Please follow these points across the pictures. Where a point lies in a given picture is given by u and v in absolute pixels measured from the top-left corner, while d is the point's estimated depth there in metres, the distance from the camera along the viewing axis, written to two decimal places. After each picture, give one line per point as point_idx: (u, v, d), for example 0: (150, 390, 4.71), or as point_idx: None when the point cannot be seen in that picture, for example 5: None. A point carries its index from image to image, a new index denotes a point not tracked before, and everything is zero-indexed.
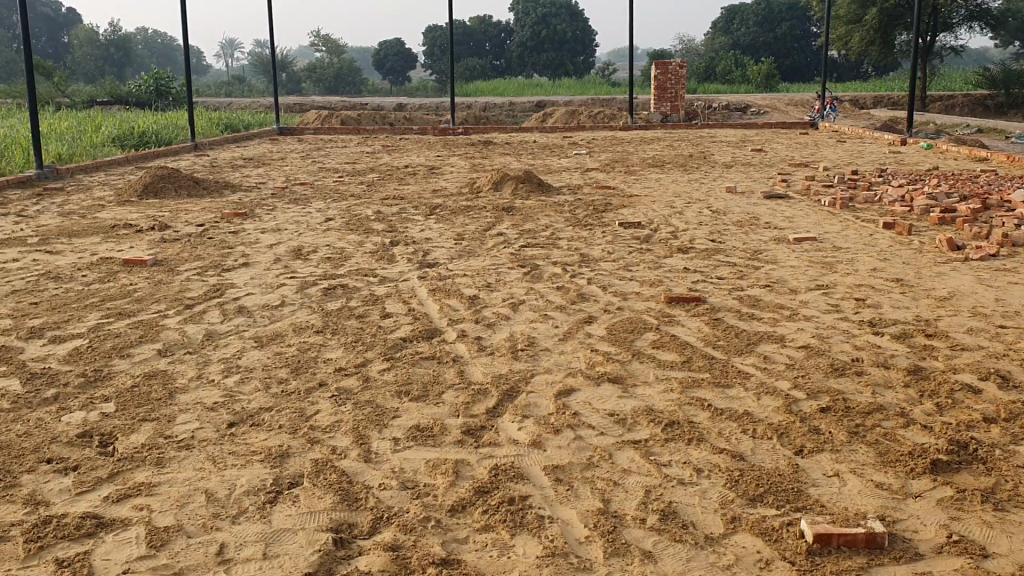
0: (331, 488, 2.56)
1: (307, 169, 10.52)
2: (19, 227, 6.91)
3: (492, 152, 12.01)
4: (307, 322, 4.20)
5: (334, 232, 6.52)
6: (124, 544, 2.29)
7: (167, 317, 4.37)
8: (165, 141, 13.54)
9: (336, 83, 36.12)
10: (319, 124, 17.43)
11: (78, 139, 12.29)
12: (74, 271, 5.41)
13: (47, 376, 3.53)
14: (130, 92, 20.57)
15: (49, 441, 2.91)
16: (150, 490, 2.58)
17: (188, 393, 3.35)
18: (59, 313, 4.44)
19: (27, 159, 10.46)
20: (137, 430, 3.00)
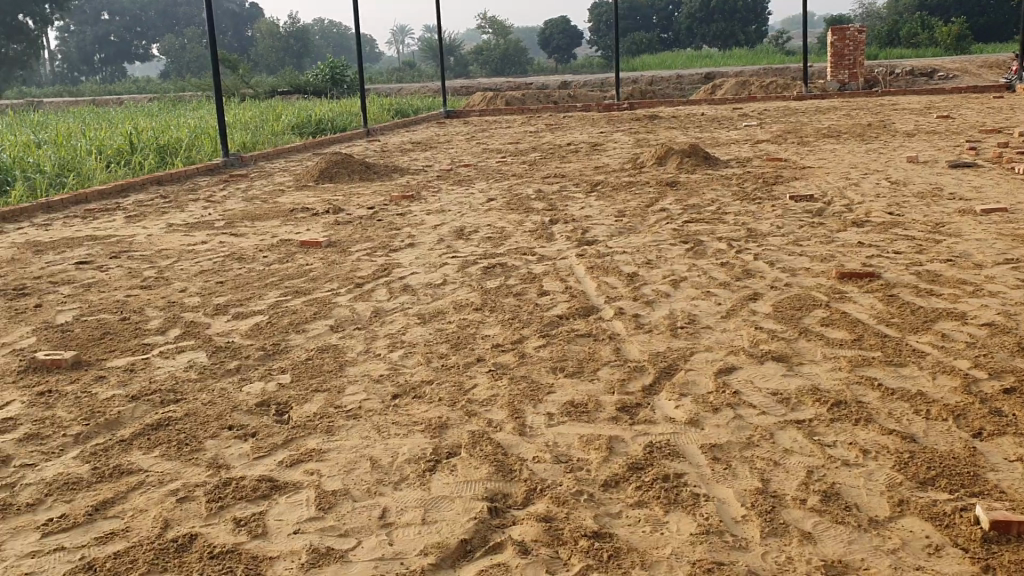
0: (487, 459, 2.62)
1: (473, 150, 10.72)
2: (208, 212, 7.42)
3: (659, 126, 11.80)
4: (468, 299, 4.30)
5: (496, 212, 6.63)
6: (295, 506, 2.43)
7: (338, 294, 4.59)
8: (340, 127, 14.15)
9: (503, 63, 36.57)
10: (486, 106, 17.70)
11: (261, 127, 13.03)
12: (256, 252, 5.76)
13: (231, 349, 3.79)
14: (309, 82, 21.59)
15: (231, 409, 3.12)
16: (320, 455, 2.73)
17: (355, 366, 3.51)
18: (242, 291, 4.74)
19: (215, 148, 11.17)
20: (309, 400, 3.18)
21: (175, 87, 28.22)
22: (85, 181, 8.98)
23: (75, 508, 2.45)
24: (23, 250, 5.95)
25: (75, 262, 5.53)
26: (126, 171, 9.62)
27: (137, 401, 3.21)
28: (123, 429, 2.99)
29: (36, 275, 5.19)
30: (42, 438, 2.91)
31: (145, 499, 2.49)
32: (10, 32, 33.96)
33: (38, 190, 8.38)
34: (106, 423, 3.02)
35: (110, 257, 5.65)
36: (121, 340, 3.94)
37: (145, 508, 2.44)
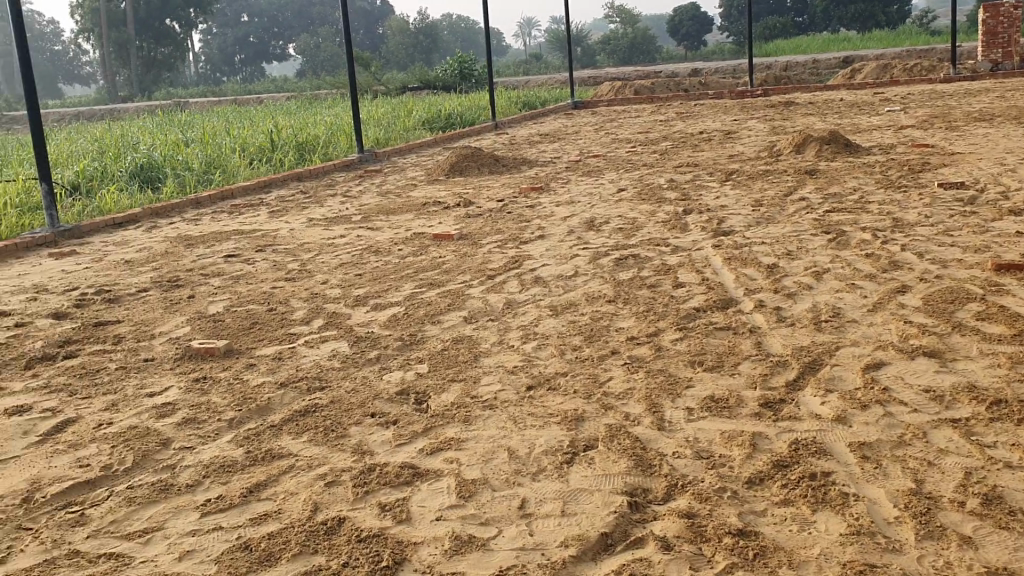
0: (626, 453, 2.60)
1: (602, 141, 10.67)
2: (345, 206, 7.65)
3: (795, 113, 11.44)
4: (601, 291, 4.28)
5: (627, 202, 6.57)
6: (437, 493, 2.47)
7: (472, 286, 4.65)
8: (470, 121, 14.33)
9: (630, 53, 36.30)
10: (614, 95, 17.58)
11: (393, 123, 13.34)
12: (391, 245, 5.90)
13: (370, 339, 3.89)
14: (439, 78, 21.97)
15: (372, 397, 3.21)
16: (459, 444, 2.77)
17: (491, 356, 3.55)
18: (380, 283, 4.87)
19: (351, 144, 11.50)
20: (447, 390, 3.23)
21: (309, 86, 29.23)
22: (230, 177, 9.40)
23: (231, 489, 2.57)
24: (176, 244, 6.28)
25: (224, 255, 5.80)
26: (268, 168, 10.02)
27: (284, 388, 3.35)
28: (273, 415, 3.12)
29: (188, 268, 5.47)
30: (199, 422, 3.07)
31: (295, 483, 2.59)
32: (159, 36, 35.89)
33: (187, 187, 8.84)
34: (257, 409, 3.15)
35: (255, 251, 5.89)
36: (268, 330, 4.11)
37: (295, 492, 2.53)
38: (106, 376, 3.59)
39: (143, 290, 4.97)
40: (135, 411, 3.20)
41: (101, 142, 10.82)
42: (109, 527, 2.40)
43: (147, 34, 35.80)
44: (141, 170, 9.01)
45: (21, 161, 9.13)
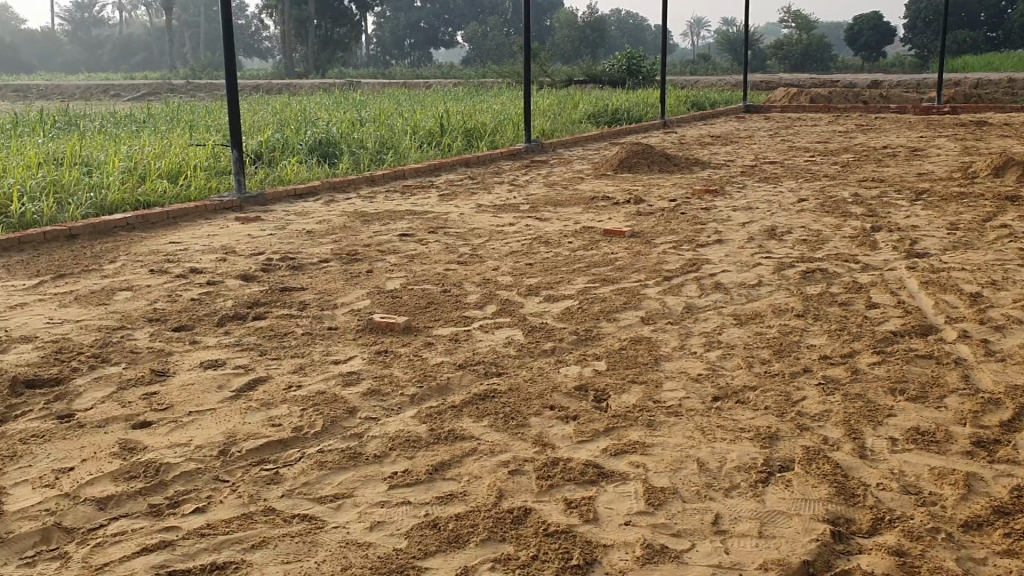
0: (825, 479, 2.45)
1: (777, 148, 10.31)
2: (514, 195, 7.68)
3: (990, 133, 10.74)
4: (787, 304, 4.10)
5: (808, 213, 6.31)
6: (625, 496, 2.40)
7: (647, 286, 4.55)
8: (637, 118, 14.16)
9: (804, 60, 35.23)
10: (787, 102, 17.02)
11: (561, 115, 13.32)
12: (563, 237, 5.87)
13: (545, 330, 3.86)
14: (606, 72, 21.88)
15: (552, 390, 3.17)
16: (645, 449, 2.69)
17: (672, 361, 3.44)
18: (552, 275, 4.83)
19: (518, 133, 11.57)
20: (629, 391, 3.16)
21: (476, 73, 29.71)
22: (401, 157, 9.62)
23: (417, 465, 2.58)
24: (353, 219, 6.44)
25: (398, 234, 5.91)
26: (437, 150, 10.18)
27: (463, 369, 3.35)
28: (453, 395, 3.12)
29: (365, 243, 5.59)
30: (382, 394, 3.11)
31: (479, 467, 2.57)
32: (337, 16, 37.21)
33: (361, 165, 9.09)
34: (437, 388, 3.17)
35: (428, 232, 5.98)
36: (443, 311, 4.14)
37: (480, 476, 2.52)
38: (292, 341, 3.69)
39: (324, 260, 5.11)
40: (323, 377, 3.27)
41: (283, 114, 11.26)
42: (302, 488, 2.46)
43: (327, 13, 37.15)
44: (319, 144, 9.31)
45: (211, 127, 9.59)
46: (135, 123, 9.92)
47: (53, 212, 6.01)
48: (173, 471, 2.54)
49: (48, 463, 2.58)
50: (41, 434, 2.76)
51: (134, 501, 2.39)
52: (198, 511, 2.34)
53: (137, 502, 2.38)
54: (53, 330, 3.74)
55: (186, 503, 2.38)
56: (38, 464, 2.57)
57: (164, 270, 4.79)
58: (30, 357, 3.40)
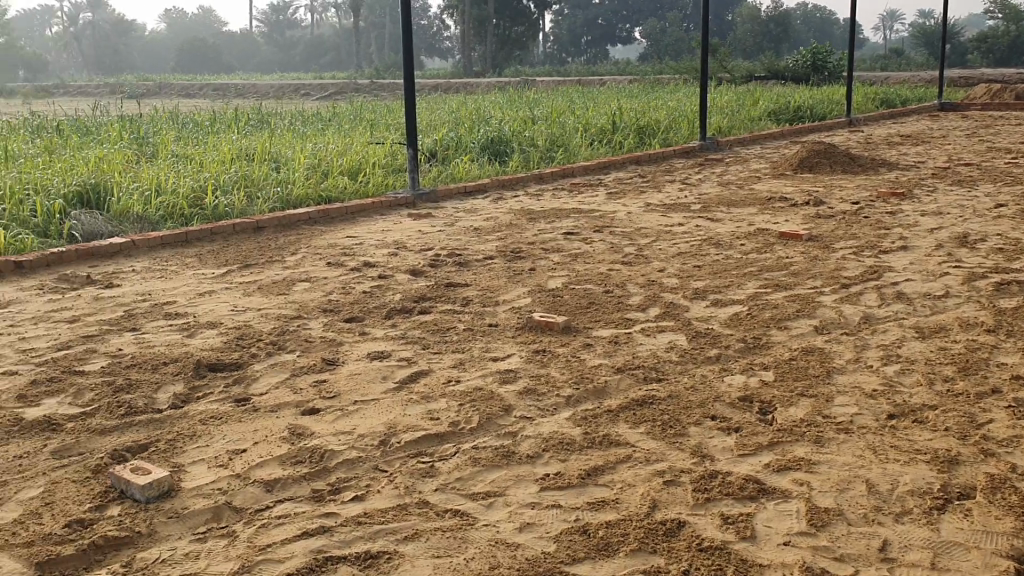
0: (1011, 511, 2.26)
1: (975, 148, 9.62)
2: (685, 194, 7.53)
3: None
4: (977, 318, 3.81)
5: (1007, 220, 5.85)
6: (785, 515, 2.30)
7: (821, 294, 4.34)
8: (820, 116, 13.58)
9: (1012, 53, 32.87)
10: (989, 99, 15.88)
11: (739, 112, 12.97)
12: (734, 239, 5.70)
13: (710, 336, 3.75)
14: (789, 67, 21.14)
15: (714, 399, 3.07)
16: (810, 466, 2.56)
17: (845, 375, 3.27)
18: (720, 278, 4.70)
19: (692, 131, 11.35)
20: (796, 404, 3.02)
21: (653, 69, 29.40)
22: (572, 155, 9.64)
23: (570, 469, 2.56)
24: (521, 217, 6.50)
25: (565, 232, 5.92)
26: (608, 148, 10.13)
27: (622, 373, 3.31)
28: (611, 399, 3.08)
29: (532, 241, 5.63)
30: (540, 394, 3.11)
31: (633, 475, 2.52)
32: (515, 14, 37.64)
33: (532, 162, 9.17)
34: (595, 391, 3.14)
35: (595, 231, 5.96)
36: (606, 312, 4.10)
37: (633, 484, 2.47)
38: (455, 336, 3.75)
39: (490, 257, 5.18)
40: (483, 374, 3.31)
41: (459, 113, 11.53)
42: (456, 483, 2.49)
43: (506, 12, 37.60)
44: (492, 142, 9.46)
45: (389, 125, 9.92)
46: (321, 121, 10.41)
47: (243, 205, 6.38)
48: (336, 458, 2.64)
49: (224, 444, 2.73)
50: (219, 416, 2.93)
51: (298, 485, 2.49)
52: (356, 499, 2.41)
53: (301, 487, 2.48)
54: (235, 317, 3.96)
55: (347, 490, 2.46)
56: (215, 444, 2.73)
57: (340, 263, 4.99)
58: (214, 342, 3.62)
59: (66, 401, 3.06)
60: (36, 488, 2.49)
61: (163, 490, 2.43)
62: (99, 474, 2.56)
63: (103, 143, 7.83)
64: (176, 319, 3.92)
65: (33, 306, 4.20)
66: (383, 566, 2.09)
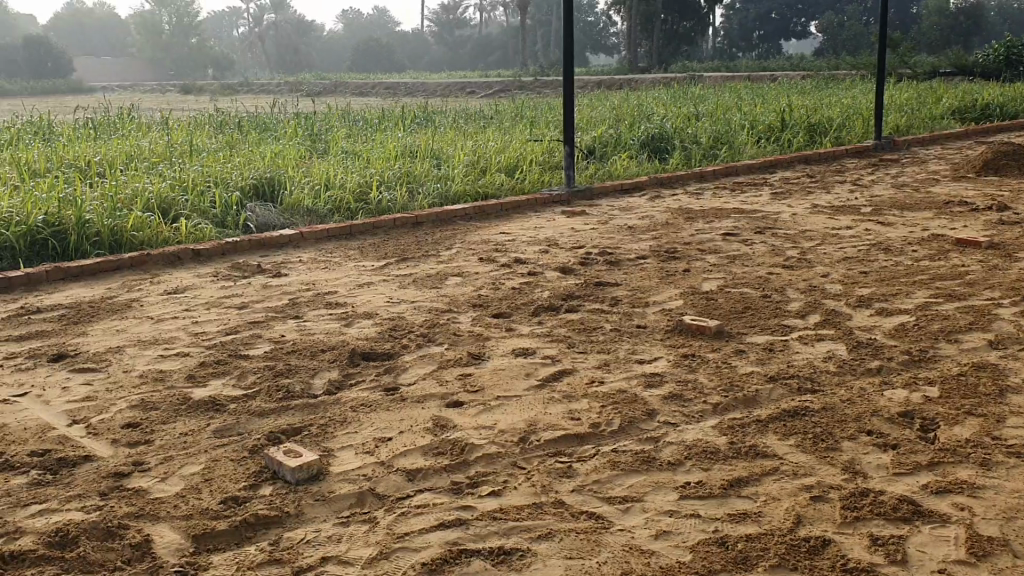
0: None
1: None
2: (854, 196, 7.20)
3: None
4: None
5: None
6: (942, 541, 2.16)
7: (999, 306, 4.05)
8: (1011, 114, 12.68)
9: None
10: None
11: (919, 110, 12.28)
12: (905, 245, 5.40)
13: (872, 347, 3.57)
14: (979, 61, 19.83)
15: (871, 413, 2.92)
16: (974, 491, 2.39)
17: (1021, 395, 3.04)
18: (887, 286, 4.46)
19: (867, 130, 10.84)
20: (962, 423, 2.83)
21: (828, 64, 28.26)
22: (735, 154, 9.41)
23: (712, 478, 2.50)
24: (678, 216, 6.39)
25: (723, 233, 5.77)
26: (774, 147, 9.81)
27: (774, 382, 3.19)
28: (760, 409, 2.98)
29: (688, 241, 5.53)
30: (685, 400, 3.04)
31: (778, 488, 2.43)
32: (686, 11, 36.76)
33: (694, 160, 9.01)
34: (744, 399, 3.05)
35: (755, 232, 5.78)
36: (761, 317, 3.97)
37: (778, 497, 2.38)
38: (602, 336, 3.74)
39: (643, 257, 5.13)
40: (627, 375, 3.27)
41: (621, 109, 11.45)
42: (593, 485, 2.47)
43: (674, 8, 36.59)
44: (653, 139, 9.35)
45: (550, 122, 9.98)
46: (484, 118, 10.59)
47: (404, 200, 6.57)
48: (476, 452, 2.67)
49: (371, 431, 2.82)
50: (368, 404, 3.03)
51: (439, 476, 2.54)
52: (493, 494, 2.43)
53: (442, 478, 2.53)
54: (390, 309, 4.09)
55: (485, 484, 2.49)
56: (362, 431, 2.83)
57: (493, 259, 5.07)
58: (368, 332, 3.75)
59: (230, 382, 3.25)
60: (197, 465, 2.65)
61: (311, 473, 2.54)
62: (254, 455, 2.70)
63: (278, 138, 8.25)
64: (334, 308, 4.09)
65: (206, 292, 4.48)
66: (516, 563, 2.11)
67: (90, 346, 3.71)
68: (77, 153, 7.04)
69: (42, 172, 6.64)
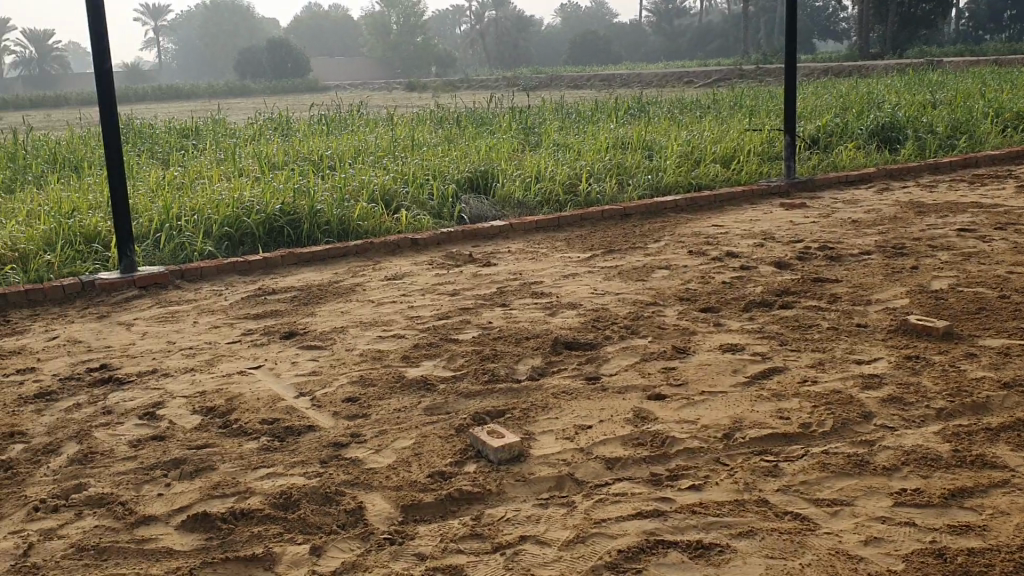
0: None
1: None
2: None
3: None
4: None
5: None
6: None
7: None
8: None
9: None
10: None
11: None
12: None
13: None
14: None
15: None
16: None
17: None
18: None
19: None
20: None
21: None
22: (976, 143, 8.71)
23: (932, 487, 2.34)
24: (907, 210, 6.01)
25: (957, 228, 5.37)
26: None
27: (1008, 389, 2.94)
28: (991, 417, 2.76)
29: (916, 237, 5.18)
30: (905, 404, 2.86)
31: (1008, 502, 2.24)
32: None
33: (928, 151, 8.43)
34: (973, 406, 2.82)
35: (995, 228, 5.34)
36: (997, 319, 3.66)
37: (1007, 512, 2.20)
38: (817, 334, 3.58)
39: (866, 253, 4.86)
40: (842, 376, 3.12)
41: (849, 97, 10.89)
42: (799, 486, 2.38)
43: None
44: (882, 128, 8.83)
45: (770, 112, 9.65)
46: (701, 109, 10.40)
47: (615, 192, 6.59)
48: (678, 445, 2.64)
49: (572, 418, 2.85)
50: (571, 391, 3.06)
51: (639, 466, 2.53)
52: (694, 488, 2.40)
53: (641, 468, 2.52)
54: (596, 300, 4.11)
55: (685, 477, 2.46)
56: (564, 418, 2.86)
57: (703, 252, 4.97)
58: (573, 321, 3.79)
59: (440, 364, 3.39)
60: (407, 440, 2.79)
61: (513, 455, 2.60)
62: (460, 433, 2.81)
63: (495, 132, 8.49)
64: (542, 298, 4.16)
65: (422, 279, 4.69)
66: (714, 558, 2.07)
67: (317, 326, 3.98)
68: (311, 148, 7.56)
69: (279, 166, 7.19)
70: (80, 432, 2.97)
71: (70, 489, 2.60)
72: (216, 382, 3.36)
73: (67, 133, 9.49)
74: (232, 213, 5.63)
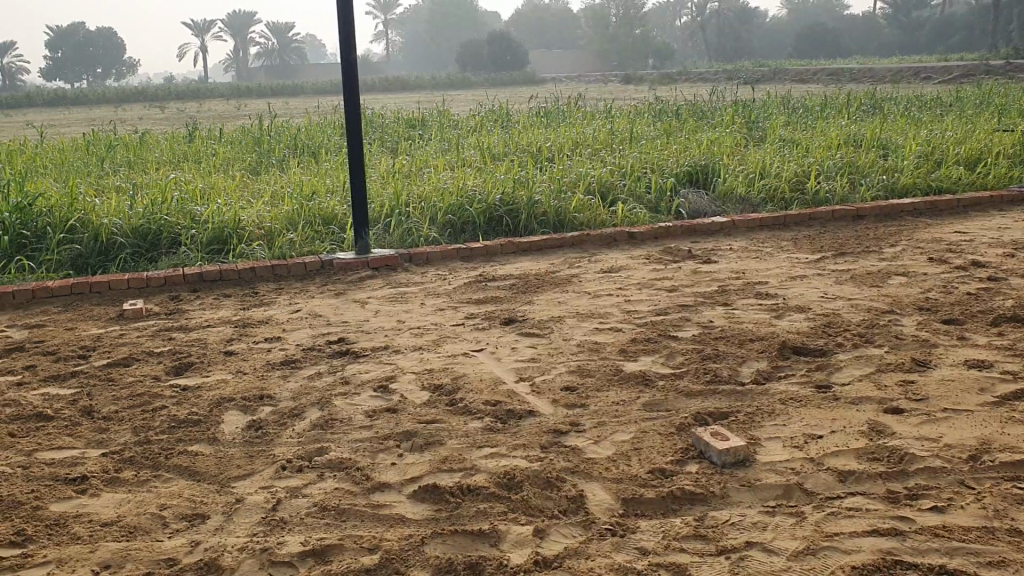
0: None
1: None
2: None
3: None
4: None
5: None
6: None
7: None
8: None
9: None
10: None
11: None
12: None
13: None
14: None
15: None
16: None
17: None
18: None
19: None
20: None
21: None
22: None
23: None
24: None
25: None
26: None
27: None
28: None
29: None
30: None
31: None
32: None
33: None
34: None
35: None
36: None
37: None
38: None
39: None
40: None
41: None
42: None
43: None
44: None
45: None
46: (942, 106, 9.72)
47: (844, 192, 6.29)
48: (918, 463, 2.49)
49: (801, 426, 2.76)
50: (799, 398, 2.96)
51: (874, 482, 2.42)
52: (936, 509, 2.26)
53: (877, 485, 2.40)
54: (824, 305, 3.94)
55: (925, 498, 2.32)
56: (791, 425, 2.77)
57: (944, 260, 4.65)
58: (800, 326, 3.66)
59: (660, 360, 3.36)
60: (628, 434, 2.79)
61: (738, 458, 2.55)
62: (682, 432, 2.78)
63: (716, 126, 8.32)
64: (766, 299, 4.04)
65: (639, 273, 4.67)
66: None
67: (537, 314, 4.06)
68: (531, 139, 7.71)
69: (500, 157, 7.38)
70: (321, 400, 3.18)
71: (313, 452, 2.80)
72: (442, 362, 3.50)
73: (305, 120, 10.17)
74: (457, 202, 5.84)
